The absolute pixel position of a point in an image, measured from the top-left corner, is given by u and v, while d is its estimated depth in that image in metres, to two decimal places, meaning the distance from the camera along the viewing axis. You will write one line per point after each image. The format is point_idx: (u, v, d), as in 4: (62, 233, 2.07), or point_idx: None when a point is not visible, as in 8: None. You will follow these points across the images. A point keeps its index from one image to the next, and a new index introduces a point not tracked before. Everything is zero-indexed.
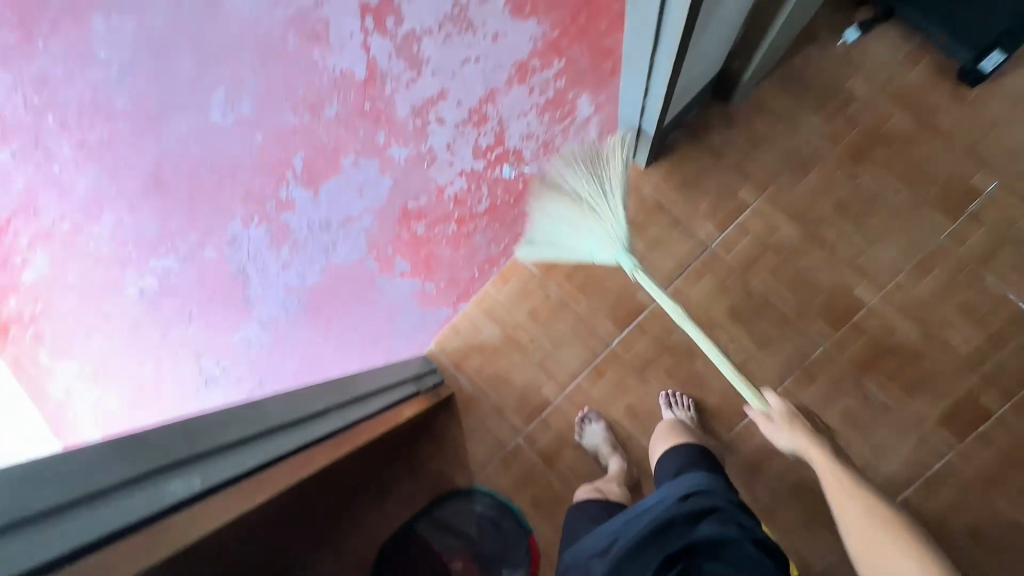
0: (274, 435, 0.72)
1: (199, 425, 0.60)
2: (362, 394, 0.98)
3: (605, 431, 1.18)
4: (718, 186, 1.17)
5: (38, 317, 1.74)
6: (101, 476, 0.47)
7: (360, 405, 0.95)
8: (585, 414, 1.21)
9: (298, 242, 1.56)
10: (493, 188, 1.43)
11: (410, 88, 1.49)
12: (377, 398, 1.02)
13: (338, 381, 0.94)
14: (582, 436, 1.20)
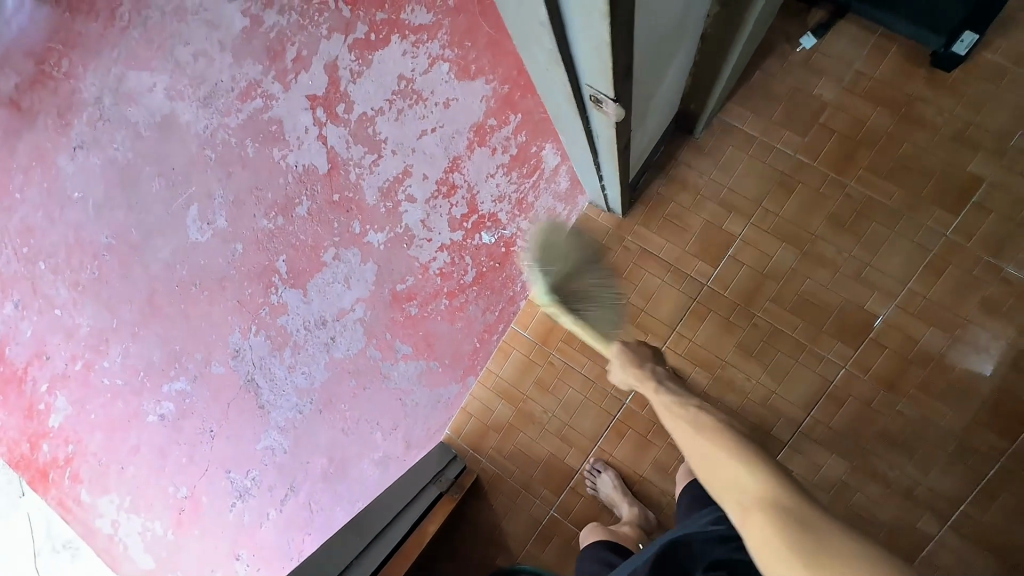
0: None
1: None
2: (381, 530, 1.03)
3: (614, 480, 1.15)
4: (702, 221, 1.12)
5: (75, 456, 1.74)
6: None
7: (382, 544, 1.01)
8: (591, 464, 1.19)
9: (297, 343, 1.55)
10: (476, 255, 1.40)
11: (374, 171, 1.48)
12: (395, 528, 1.08)
13: (356, 523, 1.00)
14: (593, 487, 1.17)
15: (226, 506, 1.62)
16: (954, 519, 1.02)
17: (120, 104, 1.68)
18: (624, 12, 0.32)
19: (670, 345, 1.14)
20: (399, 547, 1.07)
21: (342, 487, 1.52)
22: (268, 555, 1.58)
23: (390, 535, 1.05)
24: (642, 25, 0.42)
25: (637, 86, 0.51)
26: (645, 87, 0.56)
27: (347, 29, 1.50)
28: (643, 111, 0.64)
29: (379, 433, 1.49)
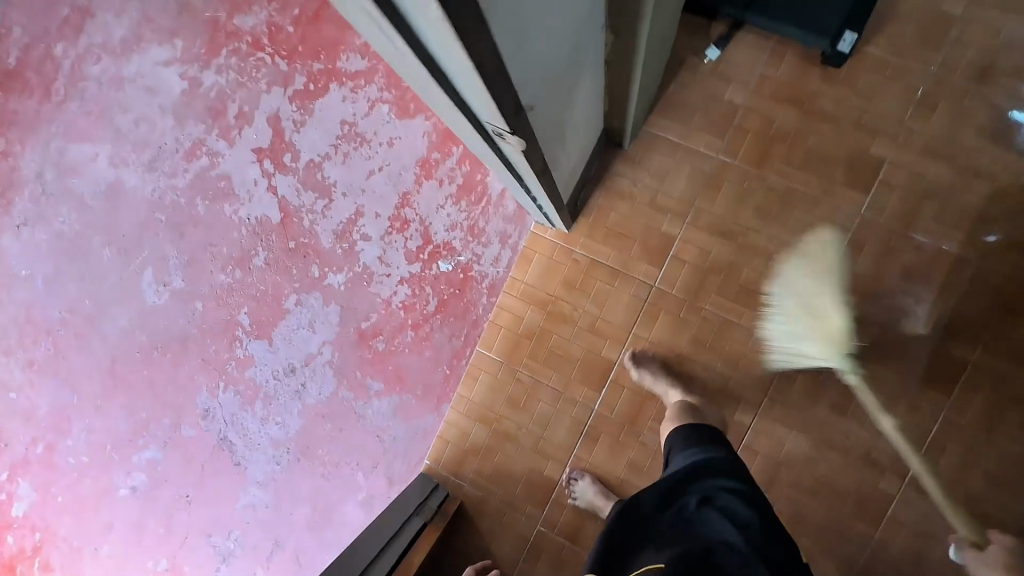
0: None
1: None
2: (371, 559, 1.02)
3: (593, 484, 1.18)
4: (642, 227, 1.19)
5: (42, 545, 1.62)
6: None
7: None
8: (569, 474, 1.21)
9: (268, 394, 1.54)
10: (436, 285, 1.43)
11: (326, 215, 1.50)
12: (384, 557, 1.06)
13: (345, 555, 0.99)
14: (574, 495, 1.20)
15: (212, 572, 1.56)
16: (910, 475, 1.08)
17: (62, 173, 1.64)
18: (493, 69, 0.37)
19: (629, 347, 1.20)
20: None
21: (329, 534, 1.50)
22: None
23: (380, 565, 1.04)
24: (530, 72, 0.48)
25: (538, 117, 0.57)
26: (550, 120, 0.62)
27: (285, 82, 1.55)
28: (557, 140, 0.70)
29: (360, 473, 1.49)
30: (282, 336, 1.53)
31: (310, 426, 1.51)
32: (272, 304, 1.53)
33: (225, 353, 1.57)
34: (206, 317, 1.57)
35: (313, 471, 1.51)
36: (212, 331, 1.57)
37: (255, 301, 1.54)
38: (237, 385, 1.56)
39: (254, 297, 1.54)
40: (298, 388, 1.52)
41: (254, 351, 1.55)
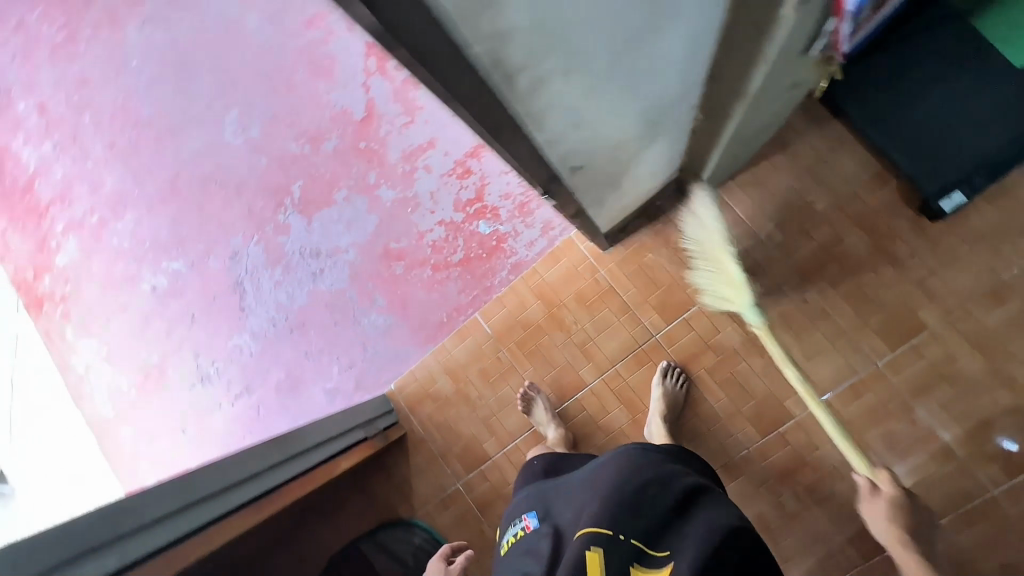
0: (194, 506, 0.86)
1: (123, 508, 0.74)
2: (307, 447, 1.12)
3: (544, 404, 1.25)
4: (669, 279, 1.21)
5: (69, 297, 1.76)
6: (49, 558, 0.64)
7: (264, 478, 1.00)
8: (529, 387, 1.27)
9: (291, 266, 1.67)
10: (469, 241, 1.51)
11: (402, 133, 1.55)
12: (316, 451, 1.15)
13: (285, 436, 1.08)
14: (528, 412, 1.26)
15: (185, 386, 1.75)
16: None
17: (131, 28, 1.69)
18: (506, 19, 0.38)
19: (605, 377, 1.25)
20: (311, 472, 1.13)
21: (293, 406, 1.67)
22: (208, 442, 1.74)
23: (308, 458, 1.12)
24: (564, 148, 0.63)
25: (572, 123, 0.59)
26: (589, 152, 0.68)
27: None
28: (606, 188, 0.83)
29: (357, 351, 1.63)
30: (327, 218, 1.63)
31: (311, 307, 1.65)
32: (307, 173, 1.63)
33: (245, 192, 1.69)
34: (217, 170, 1.70)
35: (295, 348, 1.66)
36: (236, 186, 1.69)
37: (284, 152, 1.65)
38: (260, 225, 1.69)
39: (291, 159, 1.64)
40: (321, 269, 1.64)
41: (252, 209, 1.68)
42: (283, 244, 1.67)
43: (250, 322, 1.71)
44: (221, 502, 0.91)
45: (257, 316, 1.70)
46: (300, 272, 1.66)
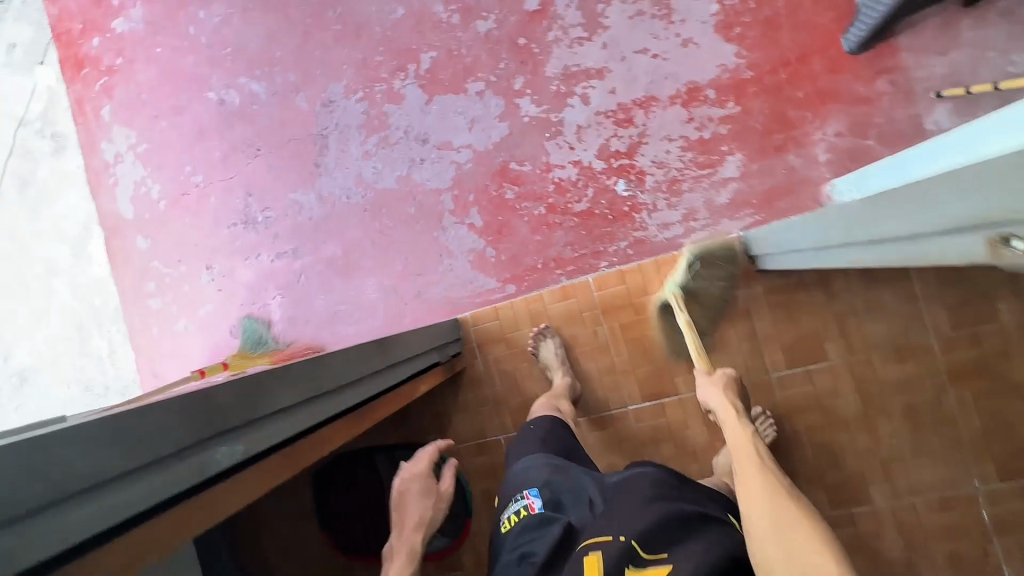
0: (316, 399, 0.69)
1: (258, 386, 0.58)
2: (404, 357, 0.96)
3: (556, 347, 1.26)
4: (810, 326, 1.12)
5: (118, 72, 1.67)
6: (176, 438, 0.47)
7: (371, 385, 0.83)
8: (540, 328, 1.24)
9: (390, 142, 1.47)
10: (599, 195, 1.34)
11: (571, 50, 1.33)
12: (408, 363, 0.99)
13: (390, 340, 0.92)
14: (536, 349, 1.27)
15: (227, 221, 1.61)
16: None
17: None
18: None
19: (699, 394, 1.18)
20: (401, 387, 0.96)
21: (338, 287, 1.53)
22: (236, 289, 1.61)
23: (403, 368, 0.96)
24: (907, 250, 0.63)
25: None
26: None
27: None
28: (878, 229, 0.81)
29: (430, 267, 1.46)
30: (447, 106, 1.43)
31: (394, 193, 1.48)
32: (444, 47, 1.41)
33: (363, 37, 1.46)
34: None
35: (361, 229, 1.50)
36: (356, 29, 1.46)
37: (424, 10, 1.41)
38: (366, 80, 1.47)
39: (428, 21, 1.41)
40: (420, 158, 1.45)
41: (367, 61, 1.46)
42: (388, 115, 1.47)
43: (323, 184, 1.53)
44: (333, 402, 0.73)
45: (331, 178, 1.52)
46: (397, 152, 1.47)
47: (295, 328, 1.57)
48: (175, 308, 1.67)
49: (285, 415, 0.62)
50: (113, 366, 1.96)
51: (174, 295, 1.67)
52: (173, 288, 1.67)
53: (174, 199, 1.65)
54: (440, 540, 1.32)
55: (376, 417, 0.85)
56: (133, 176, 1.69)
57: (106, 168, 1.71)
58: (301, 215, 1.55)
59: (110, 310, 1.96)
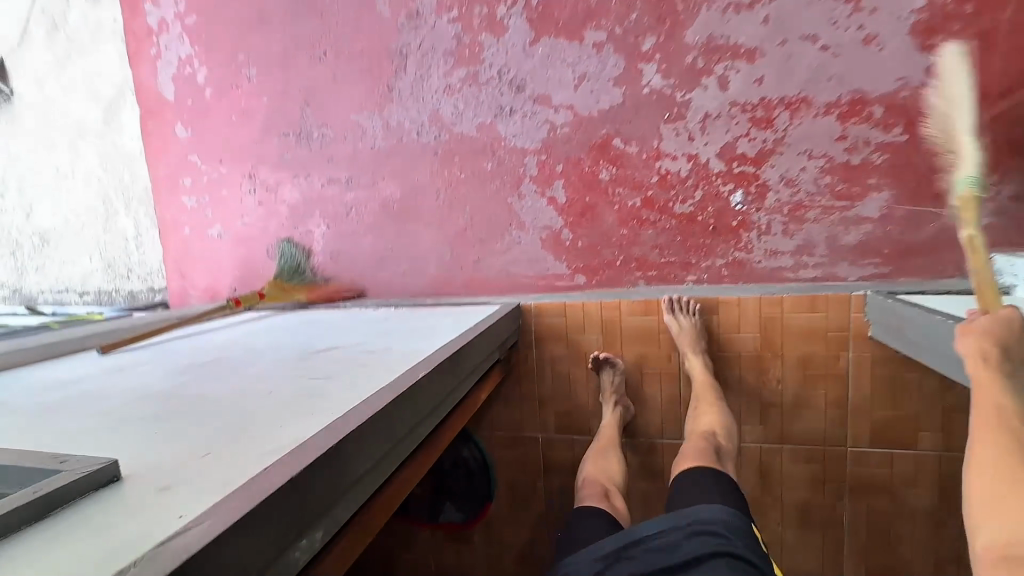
0: (396, 443, 0.61)
1: (346, 451, 0.50)
2: (471, 368, 0.87)
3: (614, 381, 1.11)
4: (911, 410, 1.01)
5: None
6: (265, 547, 0.40)
7: (443, 409, 0.76)
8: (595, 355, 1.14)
9: (479, 80, 1.26)
10: (708, 201, 1.16)
11: (723, 17, 1.09)
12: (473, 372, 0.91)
13: (462, 354, 0.82)
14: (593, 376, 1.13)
15: (279, 130, 1.43)
16: None
17: None
18: None
19: (763, 447, 1.10)
20: (463, 400, 0.89)
21: (390, 232, 1.40)
22: (279, 207, 1.48)
23: (469, 380, 0.88)
24: None
25: None
26: None
27: None
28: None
29: (495, 234, 1.31)
30: (555, 52, 1.20)
31: (472, 142, 1.29)
32: None
33: None
34: None
35: (428, 173, 1.34)
36: None
37: None
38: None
39: None
40: (509, 108, 1.25)
41: None
42: (482, 47, 1.24)
43: (393, 112, 1.34)
44: (411, 440, 0.66)
45: (403, 107, 1.32)
46: (484, 95, 1.26)
47: (336, 264, 1.45)
48: (211, 212, 1.55)
49: (369, 475, 0.55)
50: (138, 250, 1.86)
51: (211, 197, 1.54)
52: (211, 190, 1.53)
53: (221, 89, 1.46)
54: (457, 514, 1.30)
55: (446, 439, 0.78)
56: (179, 53, 1.48)
57: (150, 35, 1.51)
58: (362, 142, 1.38)
59: (138, 191, 1.81)
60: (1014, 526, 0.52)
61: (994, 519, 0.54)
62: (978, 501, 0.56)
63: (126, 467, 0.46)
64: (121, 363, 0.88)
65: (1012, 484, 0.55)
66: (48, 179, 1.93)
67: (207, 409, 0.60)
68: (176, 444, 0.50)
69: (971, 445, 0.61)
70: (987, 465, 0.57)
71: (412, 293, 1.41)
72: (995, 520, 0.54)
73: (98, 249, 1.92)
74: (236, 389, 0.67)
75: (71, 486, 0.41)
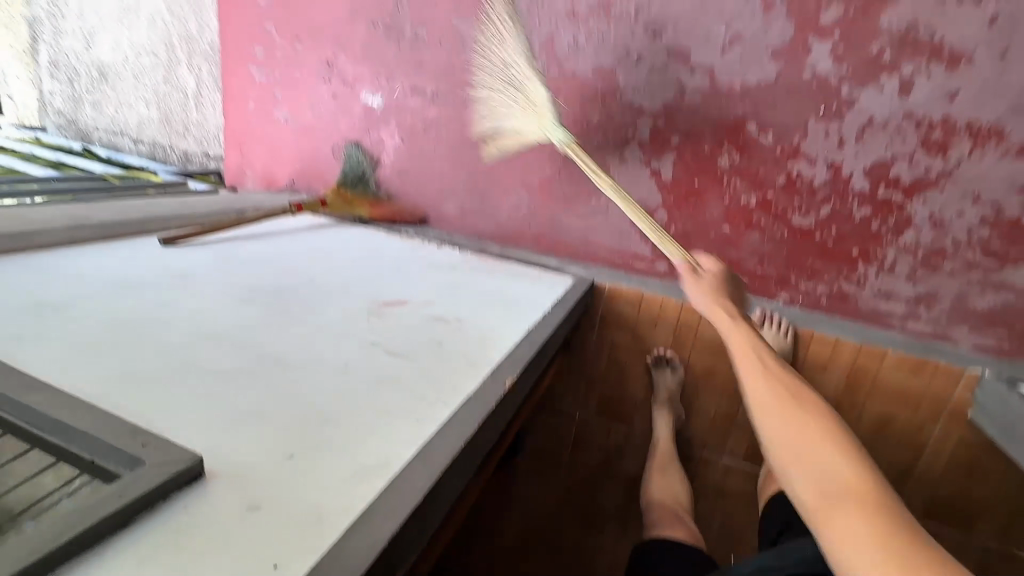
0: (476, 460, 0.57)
1: (440, 489, 0.46)
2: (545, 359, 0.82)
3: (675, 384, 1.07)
4: (979, 496, 0.96)
5: None
6: None
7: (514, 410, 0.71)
8: (655, 354, 1.09)
9: (611, 13, 1.07)
10: (834, 221, 1.02)
11: (937, 4, 0.88)
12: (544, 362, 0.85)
13: (542, 350, 0.76)
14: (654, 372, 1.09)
15: (369, 18, 1.27)
16: None
17: None
18: None
19: None
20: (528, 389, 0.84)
21: (468, 165, 1.28)
22: (354, 106, 1.35)
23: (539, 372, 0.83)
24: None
25: None
26: None
27: None
28: None
29: (581, 194, 1.20)
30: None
31: (583, 84, 1.13)
32: None
33: None
34: None
35: None
36: None
37: None
38: None
39: None
40: (636, 55, 1.08)
41: None
42: None
43: None
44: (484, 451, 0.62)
45: (515, 24, 1.15)
46: (612, 32, 1.08)
47: (403, 184, 1.36)
48: (279, 93, 1.43)
49: (450, 502, 0.52)
50: (197, 111, 1.76)
51: (282, 77, 1.41)
52: (283, 68, 1.40)
53: None
54: None
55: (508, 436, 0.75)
56: None
57: None
58: (458, 53, 1.22)
59: (204, 44, 1.66)
60: (834, 462, 0.55)
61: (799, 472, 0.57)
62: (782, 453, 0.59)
63: (209, 459, 0.43)
64: (188, 266, 0.83)
65: (793, 413, 0.60)
66: (113, 9, 1.80)
67: (284, 380, 0.55)
68: (258, 432, 0.47)
69: (746, 384, 0.67)
70: (767, 403, 0.62)
71: (478, 234, 1.32)
72: (795, 466, 0.57)
73: (156, 98, 1.82)
74: (312, 350, 0.62)
75: (162, 486, 0.38)
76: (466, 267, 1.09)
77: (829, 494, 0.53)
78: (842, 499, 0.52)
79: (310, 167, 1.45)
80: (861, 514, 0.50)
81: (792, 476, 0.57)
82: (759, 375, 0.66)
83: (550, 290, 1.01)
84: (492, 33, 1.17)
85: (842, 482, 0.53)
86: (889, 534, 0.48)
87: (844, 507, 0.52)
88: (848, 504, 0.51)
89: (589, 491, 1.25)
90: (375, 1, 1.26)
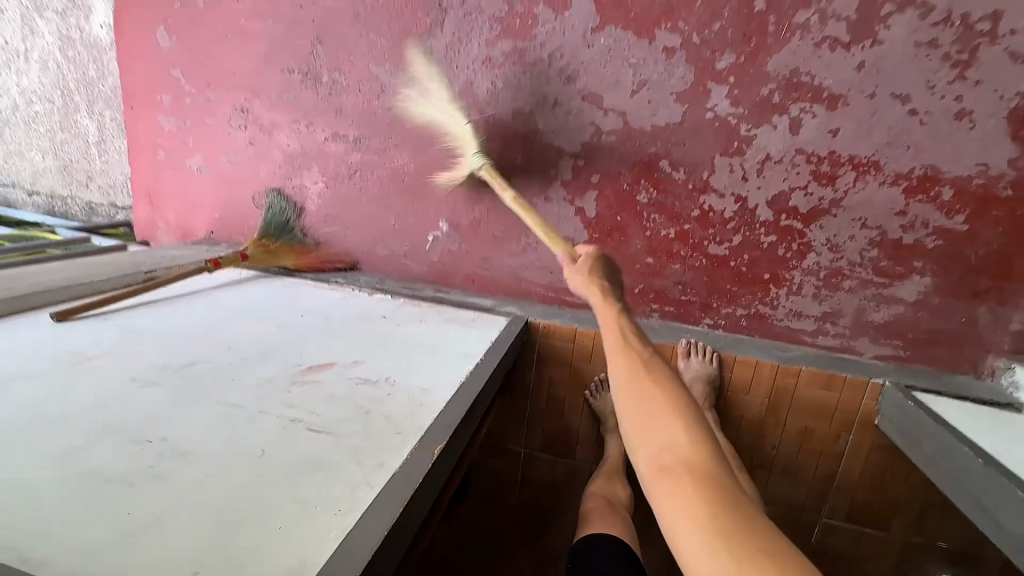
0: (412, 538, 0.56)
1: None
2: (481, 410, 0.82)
3: (615, 406, 1.09)
4: (894, 496, 1.03)
5: None
6: None
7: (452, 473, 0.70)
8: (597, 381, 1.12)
9: (526, 60, 1.11)
10: (745, 248, 1.09)
11: (814, 51, 0.97)
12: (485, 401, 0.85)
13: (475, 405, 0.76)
14: (593, 398, 1.11)
15: (284, 64, 1.24)
16: None
17: None
18: None
19: None
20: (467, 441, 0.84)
21: (395, 208, 1.27)
22: (273, 152, 1.31)
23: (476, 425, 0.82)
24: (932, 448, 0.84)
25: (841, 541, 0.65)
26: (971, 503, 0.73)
27: None
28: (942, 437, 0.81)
29: (511, 233, 1.21)
30: (618, 45, 1.05)
31: (504, 127, 1.16)
32: None
33: None
34: None
35: (447, 151, 1.20)
36: None
37: None
38: None
39: None
40: (552, 99, 1.11)
41: None
42: (536, 22, 1.08)
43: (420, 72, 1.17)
44: None
45: (433, 69, 1.16)
46: (527, 77, 1.12)
47: (331, 229, 1.32)
48: (191, 140, 1.36)
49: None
50: (101, 158, 1.64)
51: (194, 124, 1.34)
52: (194, 115, 1.34)
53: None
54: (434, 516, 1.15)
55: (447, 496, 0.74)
56: None
57: None
58: (378, 98, 1.21)
59: (106, 89, 1.56)
60: (675, 443, 0.57)
61: (643, 442, 0.59)
62: (629, 424, 0.61)
63: None
64: (87, 345, 0.76)
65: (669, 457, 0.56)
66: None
67: (188, 479, 0.52)
68: (157, 550, 0.43)
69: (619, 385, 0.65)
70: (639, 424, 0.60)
71: (411, 277, 1.30)
72: (639, 439, 0.59)
73: (52, 146, 1.69)
74: (226, 438, 0.59)
75: None
76: (398, 316, 1.07)
77: (665, 465, 0.55)
78: (683, 474, 0.54)
79: (230, 216, 1.39)
80: (682, 496, 0.52)
81: (635, 446, 0.60)
82: (615, 348, 0.69)
83: (483, 334, 1.01)
84: (411, 79, 1.18)
85: (674, 469, 0.55)
86: (718, 505, 0.51)
87: (679, 479, 0.54)
88: (688, 508, 0.51)
89: (542, 528, 1.24)
90: (288, 48, 1.23)
